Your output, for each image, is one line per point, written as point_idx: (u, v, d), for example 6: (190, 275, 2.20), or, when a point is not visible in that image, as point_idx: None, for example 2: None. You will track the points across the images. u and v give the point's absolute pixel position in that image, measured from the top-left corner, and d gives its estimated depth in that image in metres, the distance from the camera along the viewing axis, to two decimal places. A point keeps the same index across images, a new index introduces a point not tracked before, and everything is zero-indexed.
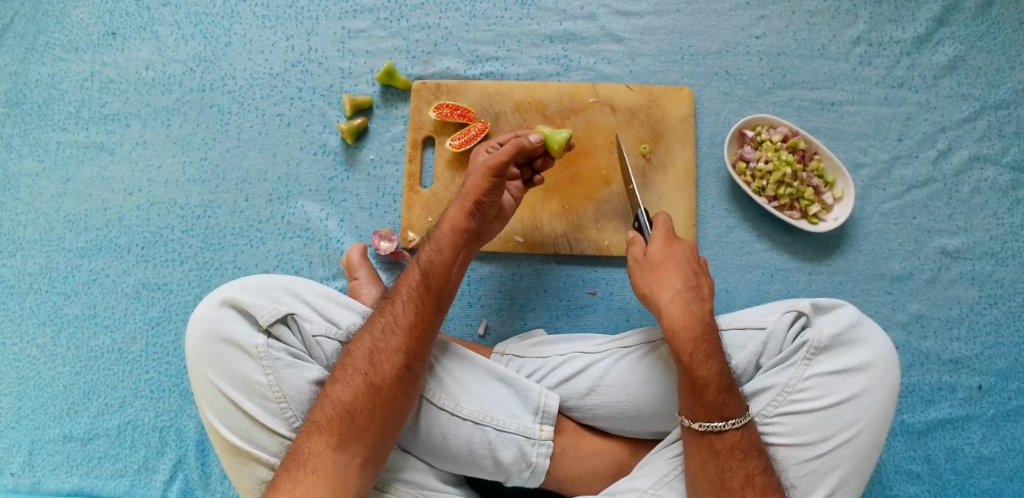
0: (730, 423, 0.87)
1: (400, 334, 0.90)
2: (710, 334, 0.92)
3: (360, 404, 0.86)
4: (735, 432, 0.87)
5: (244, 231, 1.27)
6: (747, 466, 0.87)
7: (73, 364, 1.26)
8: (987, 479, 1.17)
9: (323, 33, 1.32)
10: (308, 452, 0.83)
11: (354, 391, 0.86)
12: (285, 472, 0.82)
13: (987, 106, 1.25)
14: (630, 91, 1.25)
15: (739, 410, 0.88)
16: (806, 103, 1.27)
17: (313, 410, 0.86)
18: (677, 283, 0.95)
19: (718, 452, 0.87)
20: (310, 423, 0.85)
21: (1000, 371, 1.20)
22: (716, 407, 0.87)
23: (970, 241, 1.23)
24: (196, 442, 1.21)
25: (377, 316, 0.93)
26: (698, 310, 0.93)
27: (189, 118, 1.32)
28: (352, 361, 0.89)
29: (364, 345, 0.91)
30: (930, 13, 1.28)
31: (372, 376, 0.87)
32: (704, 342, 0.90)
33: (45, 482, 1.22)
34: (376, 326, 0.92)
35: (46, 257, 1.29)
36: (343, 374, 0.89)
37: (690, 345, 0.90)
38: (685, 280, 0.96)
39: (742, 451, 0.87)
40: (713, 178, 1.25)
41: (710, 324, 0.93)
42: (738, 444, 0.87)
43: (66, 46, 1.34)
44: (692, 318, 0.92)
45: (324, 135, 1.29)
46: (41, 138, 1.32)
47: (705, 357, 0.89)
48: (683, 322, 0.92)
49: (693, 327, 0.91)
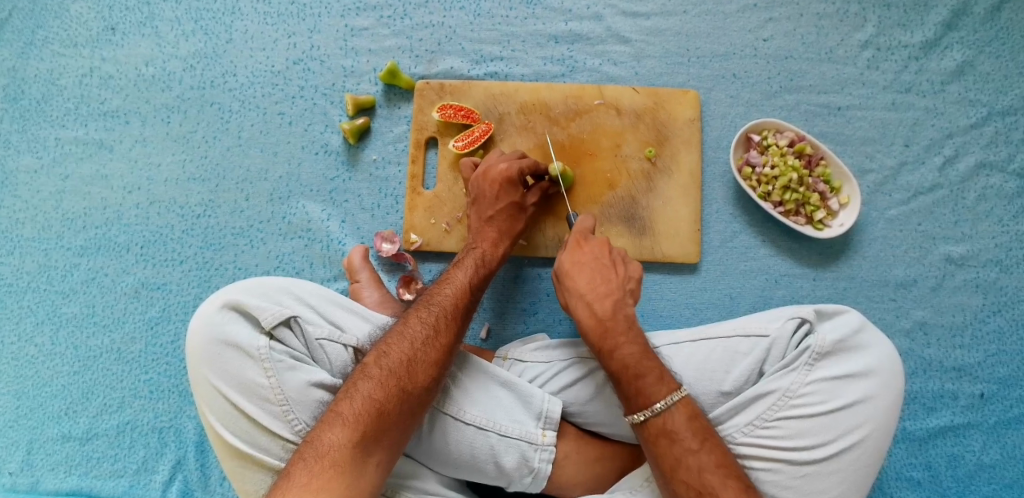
0: (651, 410, 0.89)
1: (438, 349, 0.91)
2: (616, 328, 0.96)
3: (391, 408, 0.84)
4: (657, 417, 0.89)
5: (244, 231, 1.26)
6: (675, 449, 0.87)
7: (72, 363, 1.25)
8: (987, 486, 1.17)
9: (325, 30, 1.30)
10: (329, 444, 0.80)
11: (387, 392, 0.84)
12: (302, 461, 0.79)
13: (994, 113, 1.24)
14: (635, 94, 1.24)
15: (659, 396, 0.89)
16: (813, 107, 1.26)
17: (338, 402, 0.84)
18: (581, 287, 1.00)
19: (648, 440, 0.89)
20: (334, 414, 0.83)
21: (1002, 379, 1.19)
22: (632, 400, 0.90)
23: (975, 249, 1.22)
24: (195, 443, 1.21)
25: (413, 324, 0.92)
26: (600, 308, 0.97)
27: (189, 116, 1.30)
28: (388, 362, 0.87)
29: (400, 350, 0.89)
30: (939, 18, 1.26)
31: (407, 383, 0.86)
32: (607, 339, 0.95)
33: (43, 482, 1.21)
34: (416, 334, 0.91)
35: (44, 256, 1.28)
36: (376, 372, 0.86)
37: (596, 342, 0.95)
38: (589, 282, 1.00)
39: (667, 436, 0.88)
40: (718, 182, 1.24)
41: (615, 317, 0.96)
42: (662, 429, 0.88)
43: (64, 42, 1.33)
44: (592, 317, 0.97)
45: (326, 134, 1.28)
46: (39, 134, 1.31)
47: (610, 352, 0.94)
48: (587, 323, 0.97)
49: (595, 325, 0.96)
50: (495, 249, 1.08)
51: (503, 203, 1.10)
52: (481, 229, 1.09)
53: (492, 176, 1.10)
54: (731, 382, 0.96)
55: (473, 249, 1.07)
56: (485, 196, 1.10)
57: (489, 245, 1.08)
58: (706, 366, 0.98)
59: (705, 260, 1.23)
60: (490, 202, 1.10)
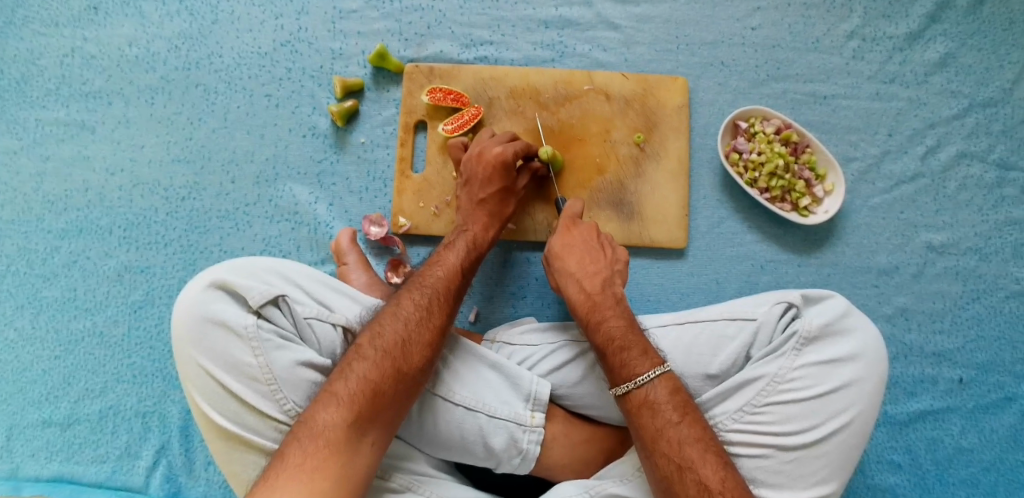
0: (634, 382, 0.90)
1: (432, 330, 0.91)
2: (605, 303, 1.00)
3: (386, 388, 0.83)
4: (639, 389, 0.89)
5: (230, 214, 1.25)
6: (656, 420, 0.87)
7: (53, 347, 1.23)
8: (966, 469, 1.19)
9: (313, 12, 1.29)
10: (324, 424, 0.79)
11: (382, 373, 0.84)
12: (296, 441, 0.78)
13: (975, 104, 1.26)
14: (625, 79, 1.24)
15: (641, 368, 0.91)
16: (799, 96, 1.27)
17: (332, 382, 0.83)
18: (571, 266, 1.05)
19: (630, 412, 0.90)
20: (328, 395, 0.81)
21: (980, 364, 1.22)
22: (616, 371, 0.92)
23: (955, 237, 1.24)
24: (179, 428, 1.19)
25: (407, 304, 0.92)
26: (589, 284, 1.03)
27: (173, 97, 1.28)
28: (382, 343, 0.87)
29: (395, 330, 0.88)
30: (923, 10, 1.28)
31: (402, 363, 0.86)
32: (594, 312, 0.99)
33: (23, 468, 1.19)
34: (410, 315, 0.91)
35: (24, 239, 1.26)
36: (370, 353, 0.86)
37: (584, 316, 1.00)
38: (579, 262, 1.05)
39: (649, 407, 0.88)
40: (706, 169, 1.25)
41: (603, 293, 1.01)
42: (645, 400, 0.89)
43: (45, 21, 1.30)
44: (582, 293, 1.02)
45: (314, 117, 1.27)
46: (19, 115, 1.28)
47: (597, 324, 0.98)
48: (576, 298, 1.02)
49: (584, 300, 1.01)
50: (486, 233, 1.09)
51: (494, 187, 1.09)
52: (472, 212, 1.09)
53: (486, 159, 1.09)
54: (718, 365, 0.97)
55: (464, 232, 1.08)
56: (476, 178, 1.10)
57: (481, 229, 1.09)
58: (693, 349, 0.99)
59: (693, 246, 1.24)
60: (481, 185, 1.09)
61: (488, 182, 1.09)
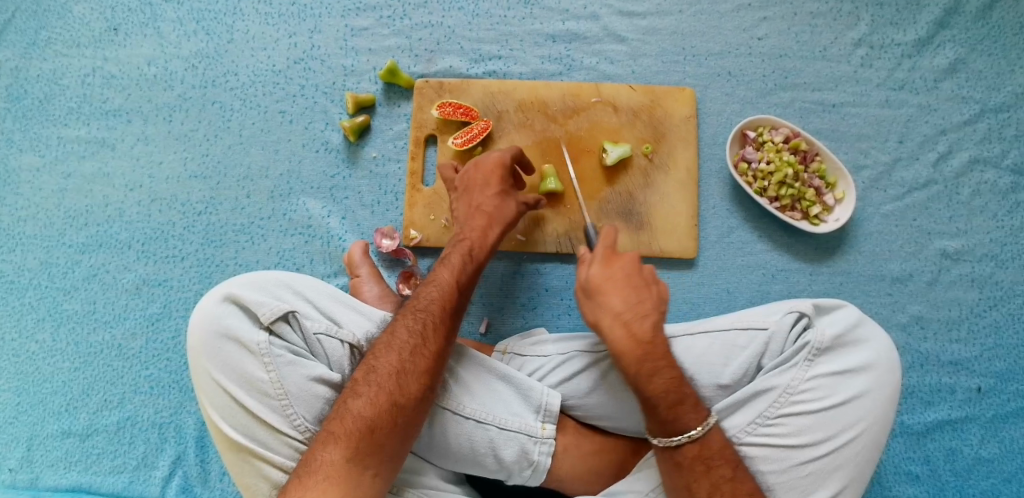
0: (688, 436, 0.88)
1: (428, 356, 0.90)
2: (654, 352, 0.92)
3: (383, 423, 0.84)
4: (693, 444, 0.88)
5: (245, 228, 1.27)
6: (712, 477, 0.86)
7: (73, 359, 1.25)
8: (986, 480, 1.17)
9: (325, 30, 1.32)
10: (323, 461, 0.81)
11: (377, 409, 0.85)
12: (297, 478, 0.80)
13: (987, 109, 1.26)
14: (632, 91, 1.26)
15: (695, 422, 0.88)
16: (807, 104, 1.27)
17: (332, 420, 0.85)
18: (617, 305, 0.95)
19: (682, 465, 0.88)
20: (326, 433, 0.84)
21: (999, 373, 1.20)
22: (671, 423, 0.88)
23: (970, 243, 1.23)
24: (196, 438, 1.21)
25: (400, 334, 0.92)
26: (639, 328, 0.93)
27: (191, 114, 1.32)
28: (376, 377, 0.88)
29: (389, 362, 0.89)
30: (931, 16, 1.28)
31: (398, 396, 0.86)
32: (648, 362, 0.91)
33: (43, 478, 1.22)
34: (404, 344, 0.91)
35: (46, 253, 1.29)
36: (366, 390, 0.87)
37: (633, 366, 0.91)
38: (625, 301, 0.95)
39: (704, 462, 0.87)
40: (715, 178, 1.26)
41: (654, 340, 0.93)
42: (698, 455, 0.87)
43: (68, 42, 1.34)
44: (633, 340, 0.92)
45: (326, 132, 1.29)
46: (42, 133, 1.32)
47: (650, 376, 0.90)
48: (626, 345, 0.92)
49: (634, 348, 0.92)
50: (484, 238, 1.08)
51: (493, 189, 1.11)
52: (471, 217, 1.09)
53: (484, 166, 1.12)
54: (729, 375, 0.96)
55: (462, 242, 1.07)
56: (475, 184, 1.12)
57: (478, 236, 1.08)
58: (704, 358, 0.98)
59: (702, 256, 1.24)
60: (481, 188, 1.11)
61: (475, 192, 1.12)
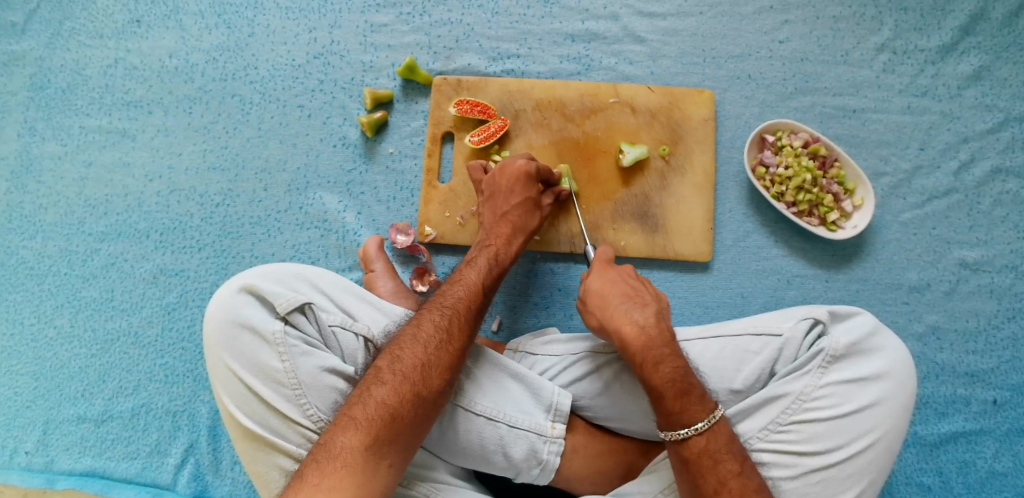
0: (694, 429, 0.87)
1: (452, 353, 0.91)
2: (658, 340, 0.94)
3: (404, 412, 0.85)
4: (699, 437, 0.87)
5: (261, 220, 1.28)
6: (719, 471, 0.85)
7: (89, 346, 1.27)
8: (1000, 494, 1.16)
9: (345, 26, 1.32)
10: (341, 447, 0.81)
11: (400, 398, 0.85)
12: (314, 463, 0.80)
13: (1011, 118, 1.24)
14: (650, 92, 1.25)
15: (701, 414, 0.88)
16: (828, 109, 1.26)
17: (351, 405, 0.85)
18: (615, 301, 1.00)
19: (688, 461, 0.87)
20: (346, 418, 0.84)
21: (1016, 386, 1.18)
22: (675, 416, 0.88)
23: (990, 253, 1.22)
24: (208, 427, 1.22)
25: (423, 328, 0.93)
26: (640, 318, 0.97)
27: (210, 107, 1.33)
28: (401, 367, 0.88)
29: (413, 354, 0.90)
30: (956, 22, 1.26)
31: (421, 388, 0.87)
32: (652, 351, 0.93)
33: (57, 462, 1.23)
34: (430, 338, 0.91)
35: (65, 241, 1.31)
36: (389, 378, 0.87)
37: (638, 355, 0.93)
38: (623, 296, 1.00)
39: (710, 457, 0.86)
40: (732, 181, 1.25)
41: (656, 328, 0.96)
42: (705, 450, 0.86)
43: (91, 32, 1.36)
44: (636, 329, 0.95)
45: (344, 127, 1.30)
46: (64, 122, 1.34)
47: (655, 364, 0.91)
48: (628, 335, 0.95)
49: (637, 337, 0.94)
50: (509, 246, 1.08)
51: (518, 197, 1.11)
52: (496, 224, 1.10)
53: (509, 173, 1.11)
54: (742, 380, 0.96)
55: (487, 246, 1.07)
56: (500, 191, 1.12)
57: (502, 241, 1.08)
58: (716, 363, 0.98)
59: (718, 259, 1.23)
60: (505, 196, 1.11)
61: (496, 194, 1.12)
